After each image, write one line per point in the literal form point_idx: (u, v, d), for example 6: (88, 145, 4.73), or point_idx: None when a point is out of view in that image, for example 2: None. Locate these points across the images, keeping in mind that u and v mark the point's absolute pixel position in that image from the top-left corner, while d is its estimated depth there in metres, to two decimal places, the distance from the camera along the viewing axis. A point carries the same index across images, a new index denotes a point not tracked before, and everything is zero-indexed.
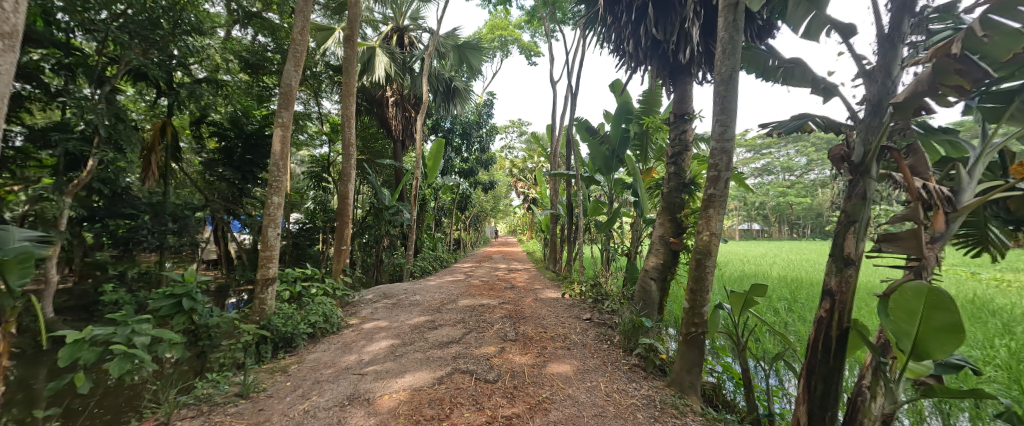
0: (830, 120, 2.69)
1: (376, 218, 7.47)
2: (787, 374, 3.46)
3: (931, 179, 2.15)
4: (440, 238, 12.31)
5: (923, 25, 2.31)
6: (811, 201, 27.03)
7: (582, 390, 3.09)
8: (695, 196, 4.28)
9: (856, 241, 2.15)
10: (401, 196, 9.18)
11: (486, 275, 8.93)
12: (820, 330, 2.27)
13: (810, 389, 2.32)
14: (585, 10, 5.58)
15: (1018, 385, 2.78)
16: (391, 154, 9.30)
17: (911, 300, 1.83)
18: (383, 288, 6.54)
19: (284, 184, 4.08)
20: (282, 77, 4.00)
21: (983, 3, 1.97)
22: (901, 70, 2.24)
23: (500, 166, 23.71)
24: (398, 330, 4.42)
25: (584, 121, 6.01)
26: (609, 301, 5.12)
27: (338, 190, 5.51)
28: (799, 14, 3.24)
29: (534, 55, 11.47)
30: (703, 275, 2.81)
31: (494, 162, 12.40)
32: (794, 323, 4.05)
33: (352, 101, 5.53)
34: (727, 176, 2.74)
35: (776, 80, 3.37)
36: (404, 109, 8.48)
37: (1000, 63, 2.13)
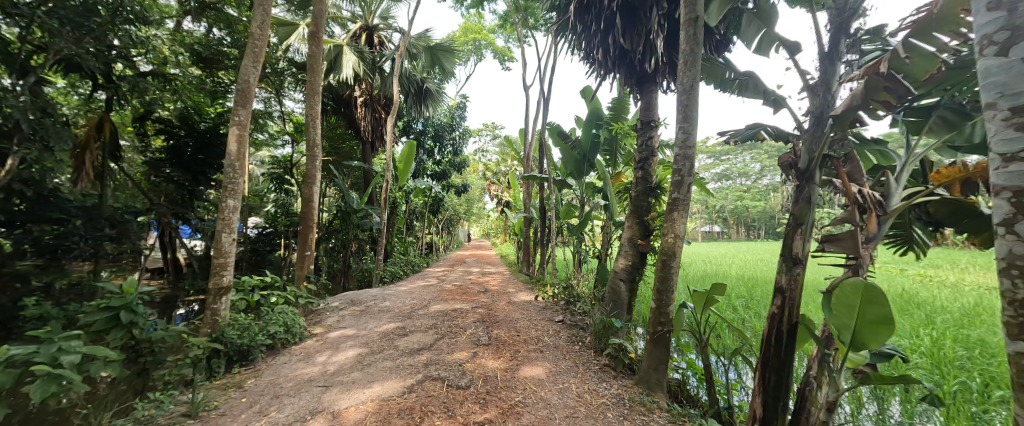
0: (780, 130, 2.91)
1: (344, 222, 7.20)
2: (745, 368, 3.68)
3: (866, 185, 2.38)
4: (411, 242, 12.03)
5: (856, 47, 2.57)
6: (765, 205, 28.95)
7: (554, 392, 3.12)
8: (660, 199, 4.45)
9: (803, 241, 2.33)
10: (370, 199, 8.91)
11: (459, 279, 8.83)
12: (773, 325, 2.43)
13: (765, 382, 2.46)
14: (556, 18, 5.70)
15: (939, 370, 3.11)
16: (359, 156, 9.01)
17: (850, 296, 2.02)
18: (351, 295, 6.30)
19: (241, 186, 3.83)
20: (239, 73, 3.76)
21: (907, 27, 2.22)
22: (840, 86, 2.47)
23: (473, 170, 23.59)
24: (366, 338, 4.26)
25: (556, 125, 6.11)
26: (580, 303, 5.22)
27: (302, 193, 5.24)
28: (752, 30, 3.49)
29: (508, 60, 11.56)
30: (669, 276, 2.92)
31: (467, 165, 12.33)
32: (752, 320, 4.31)
33: (317, 100, 5.30)
34: (689, 181, 2.89)
35: (733, 91, 3.61)
36: (374, 110, 8.26)
37: (919, 83, 2.39)
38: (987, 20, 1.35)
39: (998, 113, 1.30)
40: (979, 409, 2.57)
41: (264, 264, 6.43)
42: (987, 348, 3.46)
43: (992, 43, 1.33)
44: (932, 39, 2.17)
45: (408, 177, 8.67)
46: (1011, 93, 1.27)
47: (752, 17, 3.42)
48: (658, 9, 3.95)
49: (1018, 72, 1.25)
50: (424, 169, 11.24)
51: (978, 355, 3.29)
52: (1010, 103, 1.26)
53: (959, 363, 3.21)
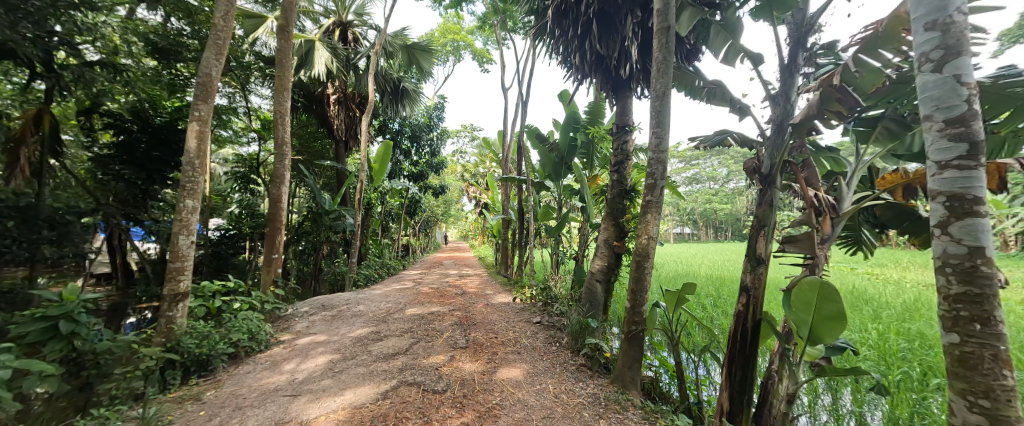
0: (745, 136, 3.07)
1: (314, 224, 6.92)
2: (713, 364, 3.83)
3: (821, 189, 2.55)
4: (386, 244, 11.75)
5: (811, 60, 2.76)
6: (731, 207, 30.38)
7: (531, 393, 3.13)
8: (635, 202, 4.57)
9: (766, 242, 2.46)
10: (343, 200, 8.62)
11: (436, 282, 8.70)
12: (739, 322, 2.55)
13: (731, 377, 2.57)
14: (535, 22, 5.76)
15: (884, 361, 3.37)
16: (332, 155, 8.72)
17: (807, 293, 2.16)
18: (322, 299, 6.07)
19: (201, 185, 3.60)
20: (200, 66, 3.54)
21: (856, 43, 2.40)
22: (798, 96, 2.63)
23: (451, 171, 23.35)
24: (338, 344, 4.11)
25: (534, 128, 6.16)
26: (557, 304, 5.27)
27: (269, 193, 5.00)
28: (719, 40, 3.67)
29: (487, 62, 11.56)
30: (643, 276, 3.00)
31: (445, 166, 12.20)
32: (719, 318, 4.50)
33: (287, 97, 5.07)
34: (662, 184, 2.99)
35: (701, 98, 3.77)
36: (348, 108, 8.01)
37: (867, 95, 2.61)
38: (924, 38, 1.47)
39: (935, 124, 1.44)
40: (918, 396, 2.80)
41: (226, 268, 6.08)
42: (925, 340, 3.78)
43: (927, 62, 1.47)
44: (877, 55, 2.37)
45: (384, 178, 8.46)
46: (945, 107, 1.42)
47: (720, 28, 3.60)
48: (633, 17, 4.07)
49: (950, 87, 1.40)
50: (400, 170, 11.02)
51: (917, 346, 3.60)
52: (945, 115, 1.41)
53: (902, 354, 3.49)
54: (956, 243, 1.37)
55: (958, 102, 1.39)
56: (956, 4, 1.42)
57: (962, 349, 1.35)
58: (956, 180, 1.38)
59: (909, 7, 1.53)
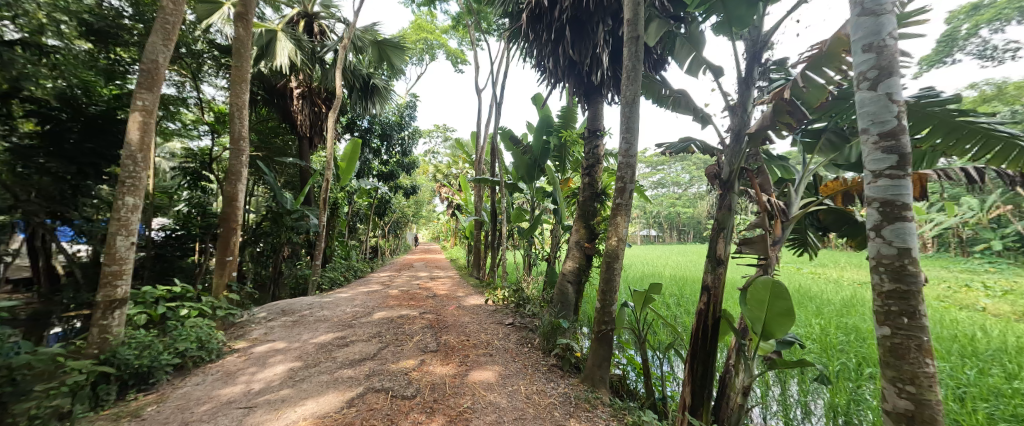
0: (707, 144, 3.24)
1: (274, 225, 6.57)
2: (676, 361, 4.01)
3: (773, 195, 2.75)
4: (353, 246, 11.33)
5: (764, 75, 2.97)
6: (694, 211, 31.92)
7: (503, 395, 3.12)
8: (605, 205, 4.69)
9: (725, 244, 2.60)
10: (306, 199, 8.19)
11: (406, 285, 8.47)
12: (701, 319, 2.68)
13: (694, 373, 2.70)
14: (509, 24, 5.78)
15: (826, 353, 3.68)
16: (295, 152, 8.28)
17: (761, 291, 2.31)
18: (283, 304, 5.74)
19: (143, 182, 3.29)
20: (144, 51, 3.25)
21: (803, 61, 2.60)
22: (753, 108, 2.81)
23: (422, 171, 22.86)
24: (299, 352, 3.89)
25: (507, 130, 6.17)
26: (530, 306, 5.31)
27: (223, 192, 4.66)
28: (684, 52, 3.86)
29: (461, 62, 11.46)
30: (612, 277, 3.08)
31: (416, 166, 11.96)
32: (682, 316, 4.72)
33: (245, 89, 4.75)
34: (631, 188, 3.09)
35: (667, 107, 3.95)
36: (313, 103, 7.65)
37: (813, 109, 2.83)
38: (862, 59, 1.62)
39: (870, 137, 1.59)
40: (854, 384, 3.07)
41: (172, 271, 5.59)
42: (860, 333, 4.17)
43: (862, 81, 1.63)
44: (822, 73, 2.57)
45: (352, 177, 8.14)
46: (880, 121, 1.57)
47: (684, 41, 3.80)
48: (604, 26, 4.20)
49: (883, 105, 1.55)
50: (369, 169, 10.70)
51: (853, 339, 3.96)
52: (879, 129, 1.56)
53: (840, 347, 3.82)
54: (887, 245, 1.52)
55: (890, 118, 1.54)
56: (887, 30, 1.57)
57: (891, 340, 1.50)
58: (888, 188, 1.53)
59: (848, 30, 1.68)
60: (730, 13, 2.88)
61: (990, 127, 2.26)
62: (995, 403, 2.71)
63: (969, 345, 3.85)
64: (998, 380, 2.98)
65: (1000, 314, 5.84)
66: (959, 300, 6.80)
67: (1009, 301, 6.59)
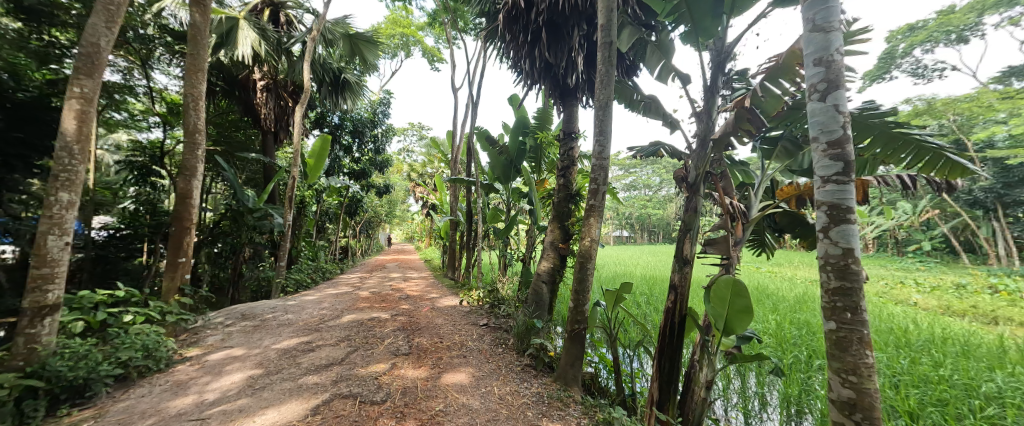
0: (675, 149, 3.37)
1: (234, 224, 6.22)
2: (646, 357, 4.14)
3: (734, 198, 2.90)
4: (322, 246, 10.88)
5: (727, 84, 3.13)
6: (663, 213, 33.15)
7: (476, 397, 3.10)
8: (579, 206, 4.78)
9: (691, 244, 2.72)
10: (270, 197, 7.78)
11: (378, 286, 8.24)
12: (668, 318, 2.78)
13: (661, 369, 2.80)
14: (485, 24, 5.76)
15: (781, 347, 3.94)
16: (258, 147, 7.84)
17: (723, 289, 2.43)
18: (242, 308, 5.41)
19: (81, 176, 3.01)
20: (84, 34, 2.97)
21: (762, 72, 2.77)
22: (717, 115, 2.96)
23: (396, 170, 22.35)
24: (259, 358, 3.68)
25: (483, 130, 6.14)
26: (504, 306, 5.31)
27: (176, 188, 4.33)
28: (654, 59, 4.01)
29: (437, 60, 11.29)
30: (585, 277, 3.14)
31: (390, 164, 11.67)
32: (651, 314, 4.89)
33: (201, 78, 4.44)
34: (604, 189, 3.16)
35: (639, 111, 4.08)
36: (278, 97, 7.28)
37: (771, 118, 3.02)
38: (814, 72, 1.75)
39: (820, 145, 1.72)
40: (805, 376, 3.31)
41: (115, 274, 5.12)
42: (810, 328, 4.49)
43: (813, 93, 1.76)
44: (779, 84, 2.74)
45: (320, 175, 7.81)
46: (828, 130, 1.69)
47: (655, 48, 3.94)
48: (579, 30, 4.27)
49: (831, 115, 1.69)
50: (340, 167, 10.33)
51: (805, 333, 4.26)
52: (828, 138, 1.69)
53: (793, 340, 4.09)
54: (834, 245, 1.65)
55: (837, 128, 1.67)
56: (836, 46, 1.70)
57: (837, 334, 1.62)
58: (835, 192, 1.66)
59: (802, 45, 1.79)
60: (696, 24, 3.02)
61: (921, 138, 2.50)
62: (924, 388, 3.00)
63: (903, 337, 4.24)
64: (927, 368, 3.30)
65: (929, 309, 6.47)
66: (894, 295, 7.48)
67: (936, 296, 7.31)
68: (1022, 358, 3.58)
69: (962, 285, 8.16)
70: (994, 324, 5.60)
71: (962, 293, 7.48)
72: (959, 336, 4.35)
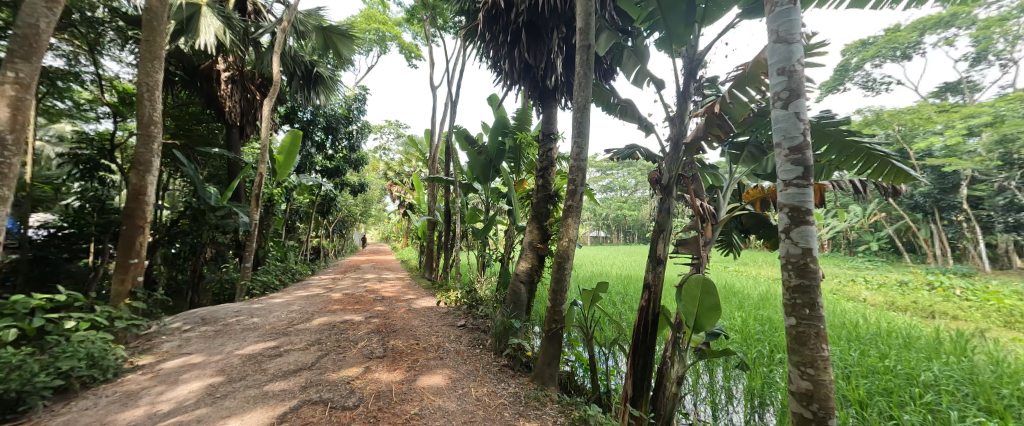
0: (650, 152, 3.46)
1: (193, 223, 5.97)
2: (620, 355, 4.23)
3: (704, 200, 3.02)
4: (291, 246, 10.43)
5: (699, 90, 3.25)
6: (638, 214, 34.08)
7: (452, 399, 3.07)
8: (558, 206, 4.84)
9: (664, 245, 2.79)
10: (235, 195, 7.37)
11: (351, 287, 8.00)
12: (642, 316, 2.85)
13: (635, 366, 2.87)
14: (465, 23, 5.73)
15: (746, 342, 4.14)
16: (222, 142, 7.42)
17: (694, 288, 2.52)
18: (202, 311, 5.10)
19: (14, 169, 2.71)
20: (19, 13, 2.69)
21: (731, 80, 2.89)
22: (689, 120, 3.06)
23: (372, 168, 21.78)
24: (220, 365, 3.47)
25: (463, 129, 6.08)
26: (482, 307, 5.28)
27: (128, 184, 4.03)
28: (630, 64, 4.12)
29: (415, 57, 11.09)
30: (563, 277, 3.17)
31: (365, 162, 11.36)
32: (626, 313, 5.02)
33: (158, 66, 4.15)
34: (581, 190, 3.20)
35: (615, 114, 4.17)
36: (244, 89, 6.91)
37: (738, 124, 3.16)
38: (777, 81, 1.84)
39: (782, 151, 1.82)
40: (767, 369, 3.49)
41: (56, 276, 4.74)
42: (773, 324, 4.74)
43: (777, 101, 1.85)
44: (746, 92, 2.88)
45: (290, 172, 7.49)
46: (791, 136, 1.79)
47: (631, 53, 4.05)
48: (558, 33, 4.32)
49: (792, 122, 1.79)
50: (312, 164, 9.95)
51: (768, 329, 4.49)
52: (790, 143, 1.78)
53: (757, 336, 4.31)
54: (795, 245, 1.74)
55: (797, 134, 1.77)
56: (797, 57, 1.79)
57: (797, 329, 1.72)
58: (795, 195, 1.76)
59: (766, 54, 1.89)
60: (670, 31, 3.12)
61: (870, 146, 2.69)
62: (872, 378, 3.23)
63: (854, 331, 4.56)
64: (875, 360, 3.56)
65: (876, 304, 6.99)
66: (847, 292, 8.03)
67: (882, 292, 7.92)
68: (954, 348, 3.94)
69: (904, 282, 8.87)
70: (932, 317, 6.12)
71: (905, 290, 8.13)
72: (902, 329, 4.73)
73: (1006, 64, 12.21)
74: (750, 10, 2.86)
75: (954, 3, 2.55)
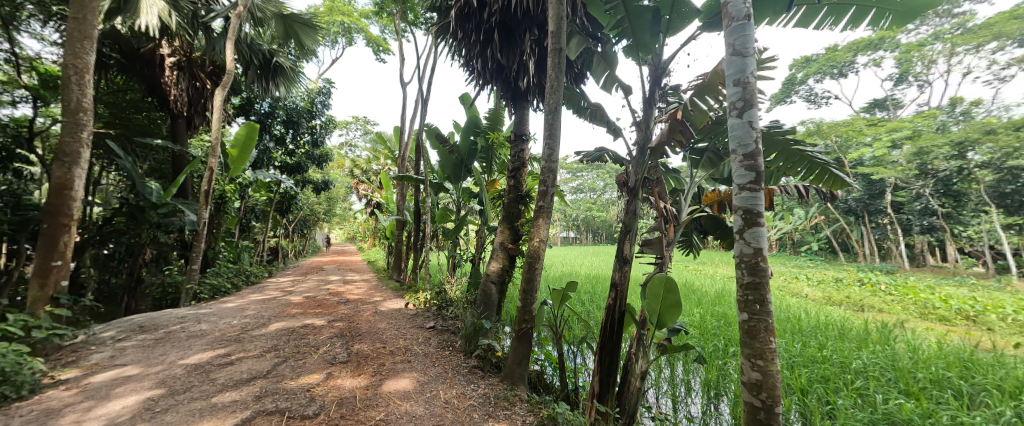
0: (617, 155, 3.58)
1: (130, 220, 5.42)
2: (588, 353, 4.32)
3: (668, 202, 3.16)
4: (246, 247, 9.74)
5: (663, 97, 3.39)
6: (606, 215, 35.13)
7: (420, 403, 3.00)
8: (529, 207, 4.86)
9: (630, 245, 2.89)
10: (180, 191, 6.77)
11: (313, 290, 7.61)
12: (610, 314, 2.93)
13: (602, 363, 2.94)
14: (436, 19, 5.64)
15: (703, 337, 4.38)
16: (166, 133, 6.79)
17: (658, 286, 2.63)
18: (140, 318, 4.63)
19: None
20: None
21: (692, 89, 3.05)
22: (654, 125, 3.18)
23: (337, 165, 20.89)
24: (160, 377, 3.17)
25: (434, 127, 5.97)
26: (452, 308, 5.20)
27: (50, 177, 3.58)
28: (600, 69, 4.24)
29: (384, 51, 10.75)
30: (533, 276, 3.19)
31: (329, 159, 10.85)
32: (594, 311, 5.15)
33: (90, 47, 3.74)
34: (552, 192, 3.25)
35: (585, 117, 4.27)
36: (193, 77, 6.36)
37: (699, 130, 3.33)
38: (733, 91, 1.96)
39: (738, 157, 1.94)
40: (722, 362, 3.71)
41: None
42: (727, 319, 5.05)
43: (733, 110, 1.97)
44: (705, 100, 3.04)
45: (245, 167, 7.01)
46: (744, 143, 1.92)
47: (601, 59, 4.17)
48: (531, 35, 4.36)
49: (746, 131, 1.91)
50: (270, 159, 9.37)
51: (723, 324, 4.78)
52: (744, 150, 1.91)
53: (714, 331, 4.57)
54: (747, 245, 1.87)
55: (751, 142, 1.90)
56: (750, 70, 1.91)
57: (748, 323, 1.84)
58: (748, 199, 1.89)
59: (724, 66, 2.00)
60: (637, 39, 3.24)
61: (812, 154, 2.94)
62: (812, 367, 3.53)
63: (797, 325, 4.96)
64: (814, 350, 3.89)
65: (816, 299, 7.66)
66: (791, 289, 8.72)
67: (821, 289, 8.68)
68: (880, 338, 4.38)
69: (839, 279, 9.78)
70: (862, 310, 6.79)
71: (840, 286, 8.96)
72: (837, 322, 5.21)
73: (922, 84, 13.81)
74: (710, 24, 3.02)
75: (884, 28, 2.84)
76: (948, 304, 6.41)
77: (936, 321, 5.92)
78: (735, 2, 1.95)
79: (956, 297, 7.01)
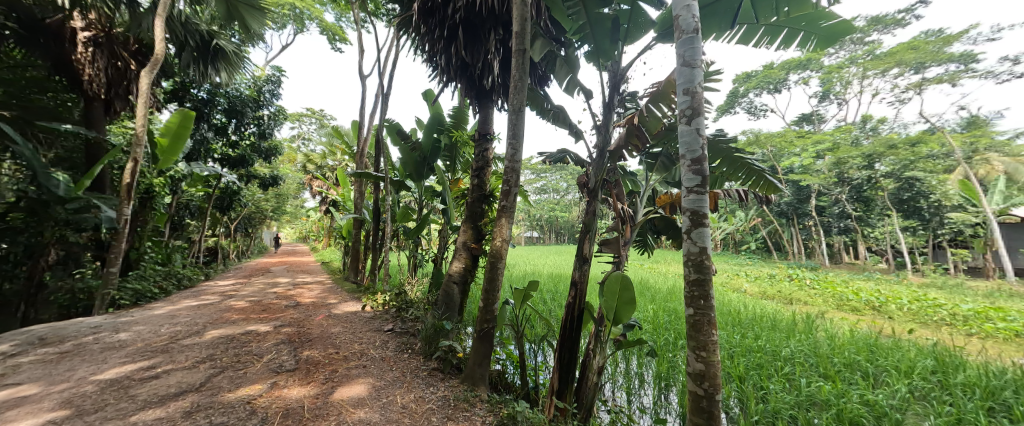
0: (579, 157, 3.67)
1: (29, 217, 4.72)
2: (548, 351, 4.39)
3: (625, 203, 3.28)
4: (179, 247, 8.80)
5: (622, 102, 3.52)
6: (567, 216, 36.03)
7: (375, 409, 2.87)
8: (492, 207, 4.84)
9: (589, 244, 2.96)
10: (95, 184, 5.96)
11: (257, 294, 7.05)
12: (570, 312, 2.99)
13: (561, 360, 2.99)
14: (398, 11, 5.46)
15: (656, 331, 4.63)
16: (77, 118, 5.82)
17: (615, 285, 2.73)
18: (41, 329, 4.02)
19: None
20: None
21: (647, 96, 3.21)
22: (613, 130, 3.30)
23: (288, 160, 19.55)
24: (65, 396, 2.77)
25: (394, 123, 5.76)
26: (412, 310, 5.05)
27: None
28: (562, 72, 4.33)
29: (340, 41, 10.22)
30: (496, 276, 3.17)
31: (278, 152, 10.12)
32: (555, 310, 5.26)
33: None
34: (515, 192, 3.26)
35: (548, 119, 4.33)
36: (112, 55, 5.64)
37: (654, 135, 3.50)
38: (683, 98, 2.08)
39: (686, 162, 2.06)
40: (672, 355, 3.94)
41: None
42: (677, 314, 5.38)
43: (682, 118, 2.09)
44: (659, 107, 3.21)
45: (177, 158, 6.33)
46: (693, 149, 2.04)
47: (563, 62, 4.25)
48: (495, 34, 4.34)
49: (693, 138, 2.04)
50: (208, 151, 8.54)
51: (674, 319, 5.09)
52: (692, 155, 2.03)
53: (665, 325, 4.85)
54: (694, 244, 1.99)
55: (698, 148, 2.03)
56: (697, 80, 2.04)
57: (694, 317, 1.96)
58: (695, 201, 2.01)
59: (675, 75, 2.12)
60: (598, 45, 3.34)
61: (750, 162, 3.22)
62: (748, 356, 3.85)
63: (738, 317, 5.41)
64: (751, 340, 4.26)
65: (753, 294, 8.41)
66: (732, 285, 9.50)
67: (758, 284, 9.53)
68: (804, 327, 4.90)
69: (772, 275, 10.82)
70: (790, 303, 7.56)
71: (773, 281, 9.91)
72: (771, 314, 5.74)
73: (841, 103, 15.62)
74: (663, 35, 3.19)
75: (810, 49, 3.16)
76: (858, 296, 7.32)
77: (849, 311, 6.75)
78: (685, 16, 2.07)
79: (865, 290, 8.02)
